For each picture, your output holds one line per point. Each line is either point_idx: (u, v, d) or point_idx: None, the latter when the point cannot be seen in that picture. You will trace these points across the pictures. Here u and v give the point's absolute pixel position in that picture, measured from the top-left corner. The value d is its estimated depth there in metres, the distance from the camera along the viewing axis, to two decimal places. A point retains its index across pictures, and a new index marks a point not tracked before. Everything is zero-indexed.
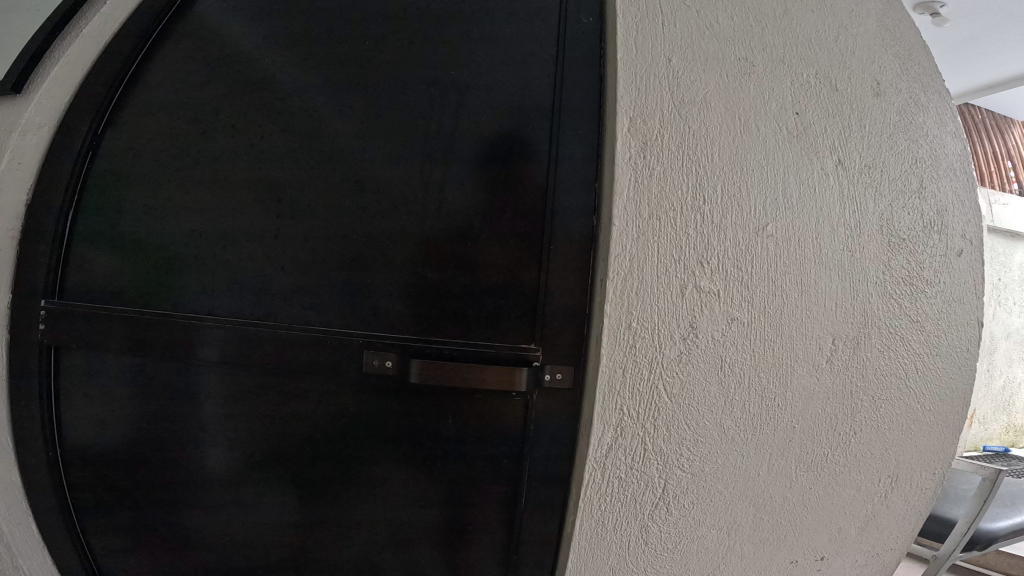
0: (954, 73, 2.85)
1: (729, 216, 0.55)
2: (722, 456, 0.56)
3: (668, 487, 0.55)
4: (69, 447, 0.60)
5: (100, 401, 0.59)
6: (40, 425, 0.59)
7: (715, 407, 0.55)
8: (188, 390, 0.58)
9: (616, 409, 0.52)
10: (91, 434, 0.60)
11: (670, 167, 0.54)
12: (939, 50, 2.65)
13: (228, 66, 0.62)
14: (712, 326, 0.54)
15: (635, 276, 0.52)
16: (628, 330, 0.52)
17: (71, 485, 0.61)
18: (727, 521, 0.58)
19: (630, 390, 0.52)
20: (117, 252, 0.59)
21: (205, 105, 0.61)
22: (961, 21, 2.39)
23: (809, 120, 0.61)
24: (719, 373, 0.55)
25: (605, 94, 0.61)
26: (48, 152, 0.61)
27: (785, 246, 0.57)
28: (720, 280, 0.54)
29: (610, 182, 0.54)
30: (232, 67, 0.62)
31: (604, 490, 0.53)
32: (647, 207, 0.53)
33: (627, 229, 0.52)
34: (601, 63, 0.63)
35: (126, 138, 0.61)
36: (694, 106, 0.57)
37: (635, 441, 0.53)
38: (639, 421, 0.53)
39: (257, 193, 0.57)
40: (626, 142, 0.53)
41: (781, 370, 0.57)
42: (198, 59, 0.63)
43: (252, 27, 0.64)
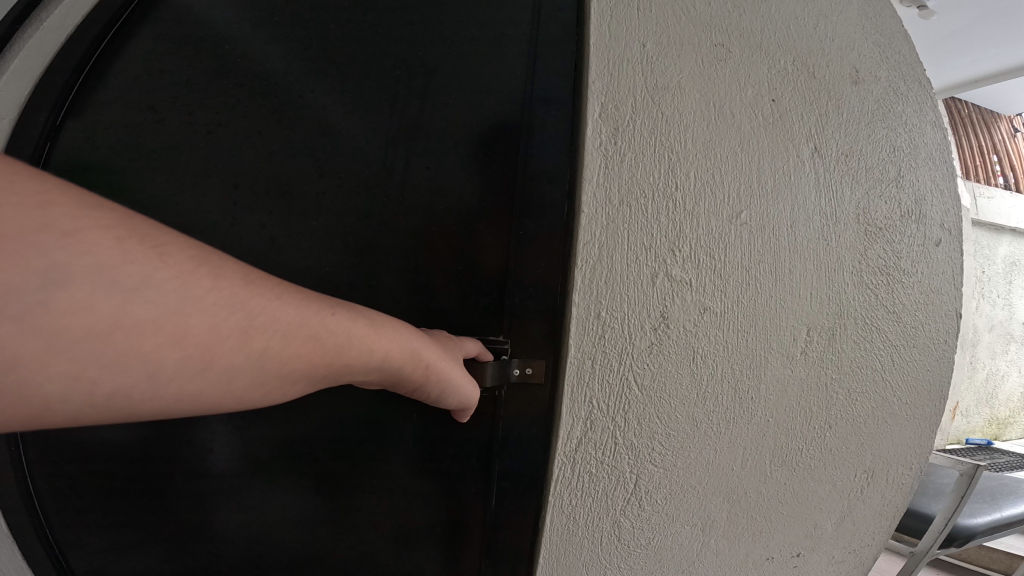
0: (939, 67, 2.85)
1: (702, 204, 0.54)
2: (695, 449, 0.55)
3: (640, 481, 0.53)
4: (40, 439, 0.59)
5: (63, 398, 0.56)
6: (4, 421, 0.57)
7: (687, 400, 0.54)
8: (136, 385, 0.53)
9: (586, 401, 0.50)
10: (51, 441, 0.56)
11: (643, 153, 0.53)
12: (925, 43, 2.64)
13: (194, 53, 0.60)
14: (683, 316, 0.53)
15: (605, 264, 0.50)
16: (597, 319, 0.50)
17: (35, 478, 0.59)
18: (701, 517, 0.56)
19: (599, 380, 0.51)
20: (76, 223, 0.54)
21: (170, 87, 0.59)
22: (951, 15, 2.38)
23: (786, 108, 0.60)
24: (691, 364, 0.53)
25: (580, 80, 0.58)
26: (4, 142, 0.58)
27: (758, 234, 0.56)
28: (692, 269, 0.53)
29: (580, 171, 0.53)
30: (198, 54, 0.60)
31: (575, 486, 0.51)
32: (617, 194, 0.51)
33: (597, 215, 0.50)
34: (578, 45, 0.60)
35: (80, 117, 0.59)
36: (667, 92, 0.55)
37: (605, 435, 0.51)
38: (610, 412, 0.51)
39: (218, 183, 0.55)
40: (596, 129, 0.52)
41: (755, 361, 0.56)
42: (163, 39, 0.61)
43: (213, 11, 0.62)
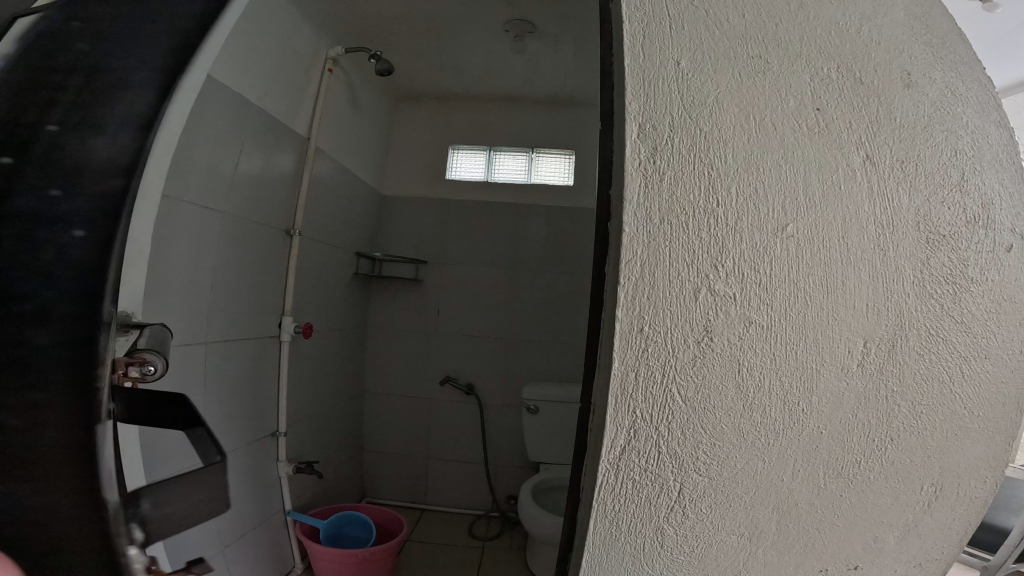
0: (1013, 61, 2.71)
1: (744, 219, 0.49)
2: (741, 461, 0.50)
3: (685, 490, 0.49)
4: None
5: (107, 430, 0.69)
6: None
7: (733, 412, 0.49)
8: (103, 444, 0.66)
9: (629, 412, 0.45)
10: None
11: (681, 169, 0.48)
12: (993, 38, 2.53)
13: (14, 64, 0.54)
14: (729, 329, 0.47)
15: (648, 279, 0.45)
16: (640, 333, 0.45)
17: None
18: (749, 527, 0.53)
19: (643, 393, 0.45)
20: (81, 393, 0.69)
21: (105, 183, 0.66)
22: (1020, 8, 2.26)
23: (832, 115, 0.57)
24: (737, 376, 0.49)
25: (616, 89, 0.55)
26: None
27: (808, 246, 0.51)
28: (735, 284, 0.47)
29: (615, 170, 0.49)
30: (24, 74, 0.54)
31: (618, 496, 0.48)
32: (659, 211, 0.46)
33: (639, 234, 0.45)
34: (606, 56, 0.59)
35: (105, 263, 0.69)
36: (707, 107, 0.52)
37: (650, 444, 0.47)
38: (655, 423, 0.46)
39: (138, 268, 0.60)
40: (635, 149, 0.48)
41: (805, 374, 0.51)
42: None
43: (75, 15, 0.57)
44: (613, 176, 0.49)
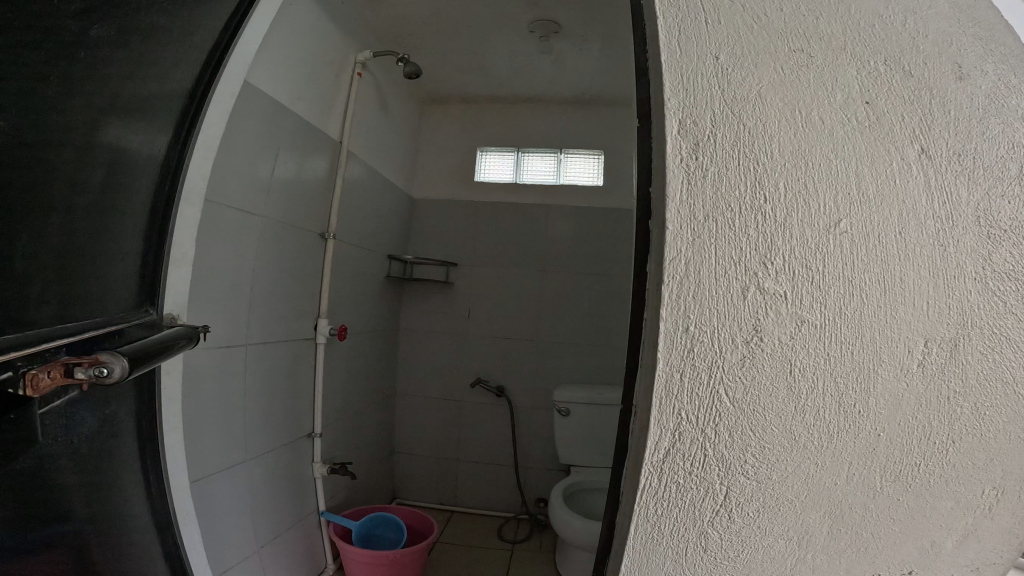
0: None
1: (795, 214, 0.47)
2: (791, 463, 0.48)
3: (731, 494, 0.48)
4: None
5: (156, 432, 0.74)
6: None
7: (784, 414, 0.47)
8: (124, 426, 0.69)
9: (674, 414, 0.45)
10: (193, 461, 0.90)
11: (726, 165, 0.47)
12: None
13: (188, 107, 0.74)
14: (779, 329, 0.45)
15: (695, 279, 0.43)
16: (686, 334, 0.43)
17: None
18: (797, 531, 0.52)
19: (689, 395, 0.44)
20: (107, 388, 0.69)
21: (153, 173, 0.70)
22: None
23: (884, 110, 0.53)
24: (788, 378, 0.46)
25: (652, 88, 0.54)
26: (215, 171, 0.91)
27: (863, 242, 0.48)
28: (786, 281, 0.45)
29: (655, 170, 0.48)
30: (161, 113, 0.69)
31: (662, 499, 0.47)
32: (703, 210, 0.45)
33: (683, 231, 0.44)
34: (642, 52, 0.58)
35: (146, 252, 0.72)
36: (749, 102, 0.51)
37: (695, 446, 0.46)
38: (701, 426, 0.45)
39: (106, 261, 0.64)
40: (676, 145, 0.47)
41: (863, 376, 0.48)
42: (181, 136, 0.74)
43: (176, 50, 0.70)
44: (653, 176, 0.49)
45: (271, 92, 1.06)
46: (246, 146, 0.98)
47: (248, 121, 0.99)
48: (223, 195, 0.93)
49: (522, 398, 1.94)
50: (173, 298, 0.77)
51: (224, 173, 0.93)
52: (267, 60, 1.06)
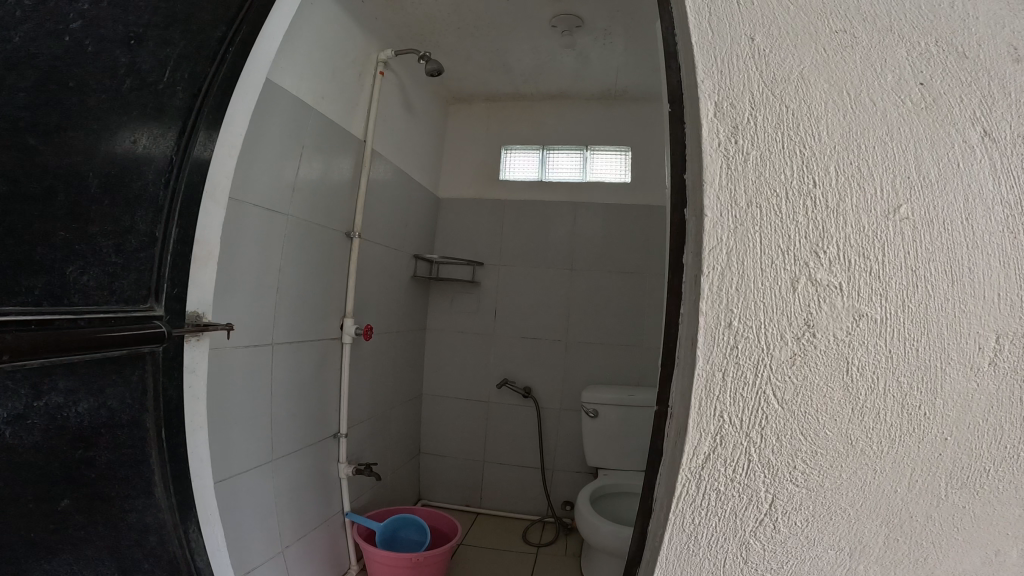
0: None
1: (848, 199, 0.44)
2: (847, 470, 0.45)
3: (777, 503, 0.45)
4: (180, 451, 0.65)
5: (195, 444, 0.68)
6: (140, 443, 0.61)
7: (840, 416, 0.44)
8: (130, 450, 0.61)
9: (715, 416, 0.42)
10: (219, 464, 0.89)
11: (768, 149, 0.45)
12: None
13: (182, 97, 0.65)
14: (834, 324, 0.42)
15: (738, 270, 0.41)
16: (728, 329, 0.41)
17: (171, 486, 0.63)
18: (849, 541, 0.48)
19: (732, 395, 0.42)
20: (117, 401, 0.59)
21: (136, 166, 0.61)
22: None
23: (939, 91, 0.50)
24: (844, 377, 0.43)
25: (682, 73, 0.51)
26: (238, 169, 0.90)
27: (924, 231, 0.45)
28: (840, 272, 0.43)
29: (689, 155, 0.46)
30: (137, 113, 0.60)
31: (700, 506, 0.45)
32: (745, 195, 0.43)
33: (723, 219, 0.42)
34: (670, 36, 0.55)
35: (136, 256, 0.61)
36: (790, 85, 0.48)
37: (737, 451, 0.43)
38: (745, 429, 0.43)
39: (62, 272, 0.54)
40: (712, 129, 0.45)
41: (928, 374, 0.45)
42: (182, 128, 0.65)
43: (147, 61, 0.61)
44: (688, 163, 0.46)
45: (294, 88, 1.05)
46: (270, 144, 0.97)
47: (272, 121, 0.99)
48: (247, 194, 0.92)
49: (550, 398, 1.92)
50: (194, 297, 0.67)
51: (247, 173, 0.92)
52: (291, 57, 1.05)
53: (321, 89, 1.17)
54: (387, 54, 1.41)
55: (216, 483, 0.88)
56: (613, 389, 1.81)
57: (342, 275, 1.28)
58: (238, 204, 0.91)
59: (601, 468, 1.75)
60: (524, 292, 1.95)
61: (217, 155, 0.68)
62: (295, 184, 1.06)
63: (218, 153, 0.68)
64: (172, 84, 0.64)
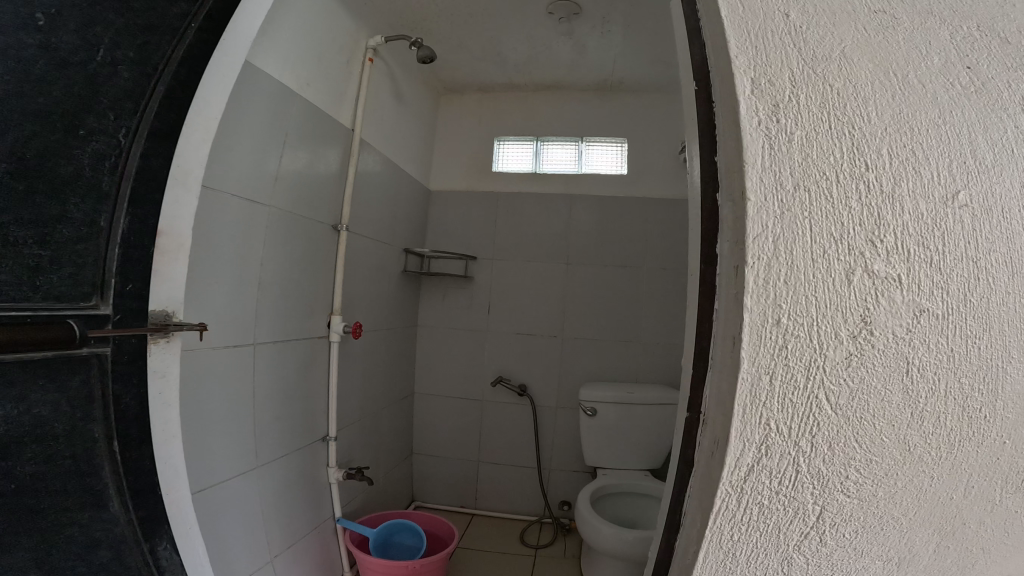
0: None
1: (905, 183, 0.39)
2: (902, 477, 0.41)
3: (826, 515, 0.40)
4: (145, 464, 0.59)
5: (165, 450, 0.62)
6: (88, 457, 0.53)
7: (898, 421, 0.39)
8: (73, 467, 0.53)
9: (760, 423, 0.37)
10: (198, 474, 0.82)
11: (814, 129, 0.40)
12: None
13: (129, 69, 0.55)
14: (893, 321, 0.37)
15: (787, 259, 0.37)
16: (777, 327, 0.36)
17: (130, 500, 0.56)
18: (899, 551, 0.44)
19: (778, 400, 0.37)
20: (48, 409, 0.50)
21: (61, 148, 0.50)
22: None
23: (987, 76, 0.45)
24: (904, 379, 0.38)
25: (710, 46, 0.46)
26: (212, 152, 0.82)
27: (986, 220, 0.40)
28: (899, 262, 0.38)
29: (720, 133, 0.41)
30: (61, 90, 0.50)
31: (741, 521, 0.40)
32: (792, 178, 0.38)
33: (768, 204, 0.37)
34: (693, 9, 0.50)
35: (73, 248, 0.52)
36: (832, 64, 0.43)
37: (784, 461, 0.38)
38: (794, 436, 0.38)
39: None
40: (752, 108, 0.40)
41: (989, 374, 0.40)
42: (133, 102, 0.55)
43: (68, 37, 0.50)
44: (719, 143, 0.42)
45: (273, 70, 0.98)
46: (247, 129, 0.90)
47: (252, 106, 0.92)
48: (228, 184, 0.86)
49: (545, 396, 1.88)
50: (159, 296, 0.60)
51: (228, 161, 0.86)
52: (274, 38, 0.98)
53: (307, 75, 1.10)
54: (377, 41, 1.34)
55: (195, 495, 0.82)
56: (611, 387, 1.75)
57: (329, 270, 1.23)
58: (213, 192, 0.83)
59: (600, 468, 1.71)
60: (519, 288, 1.90)
61: (186, 135, 0.60)
62: (277, 174, 1.00)
63: (187, 132, 0.60)
64: (110, 58, 0.53)
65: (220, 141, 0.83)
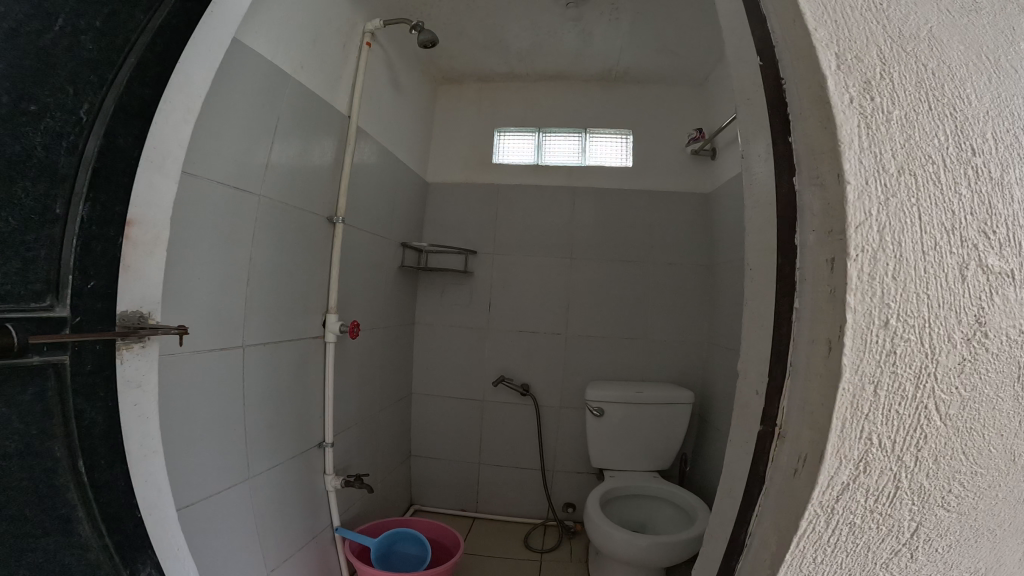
0: None
1: (1015, 171, 0.35)
2: (1004, 488, 0.37)
3: (922, 534, 0.36)
4: (116, 485, 0.52)
5: (143, 467, 0.55)
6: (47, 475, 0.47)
7: (1006, 432, 0.35)
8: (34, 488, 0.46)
9: (862, 437, 0.33)
10: (183, 489, 0.75)
11: (913, 108, 0.35)
12: None
13: (95, 40, 0.49)
14: (1009, 322, 0.33)
15: (895, 253, 0.32)
16: (884, 330, 0.32)
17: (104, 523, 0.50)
18: (990, 563, 0.40)
19: (883, 411, 0.33)
20: None
21: (11, 126, 0.43)
22: None
23: None
24: (1016, 385, 0.34)
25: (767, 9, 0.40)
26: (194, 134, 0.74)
27: None
28: (1014, 255, 0.34)
29: (794, 110, 0.36)
30: (10, 62, 0.43)
31: (828, 546, 0.35)
32: (893, 162, 0.33)
33: (869, 189, 0.33)
34: None
35: (25, 240, 0.45)
36: (920, 40, 0.37)
37: (883, 478, 0.34)
38: (896, 452, 0.34)
39: None
40: (841, 84, 0.35)
41: None
42: (99, 78, 0.50)
43: (18, 3, 0.44)
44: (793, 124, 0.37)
45: (263, 49, 0.90)
46: (235, 112, 0.83)
47: (240, 87, 0.84)
48: (213, 171, 0.79)
49: (548, 396, 1.81)
50: (132, 294, 0.55)
51: (214, 146, 0.79)
52: (265, 16, 0.91)
53: (301, 57, 1.03)
54: (375, 24, 1.27)
55: (180, 512, 0.75)
56: (618, 386, 1.70)
57: (325, 265, 1.16)
58: (198, 179, 0.76)
59: (607, 470, 1.65)
60: (521, 285, 1.84)
61: (165, 114, 0.56)
62: (268, 162, 0.93)
63: (164, 111, 0.56)
64: (72, 27, 0.47)
65: (204, 123, 0.76)
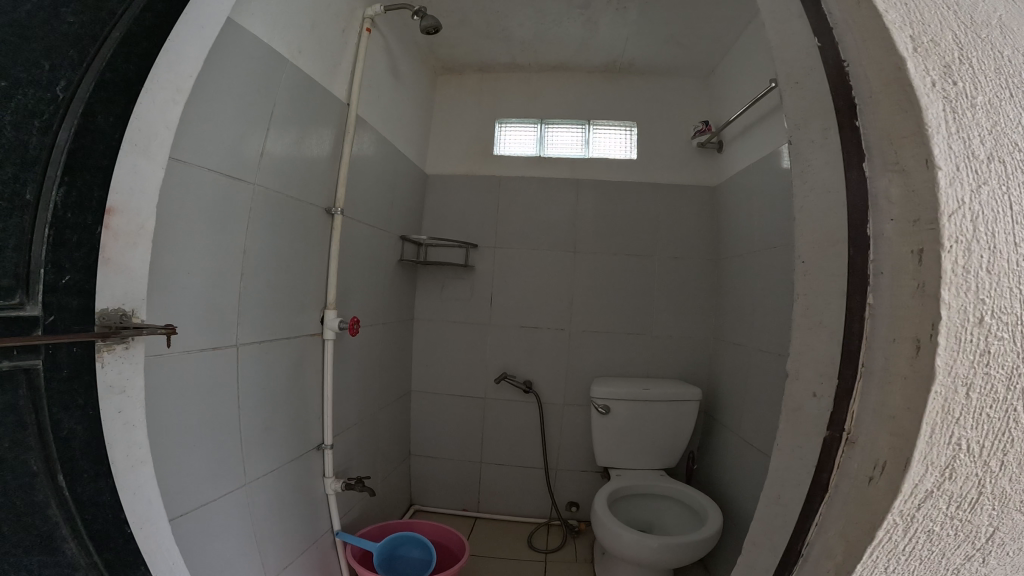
0: None
1: None
2: None
3: (1001, 542, 0.34)
4: (100, 499, 0.48)
5: (129, 478, 0.51)
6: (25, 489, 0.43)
7: None
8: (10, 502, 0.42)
9: (950, 442, 0.31)
10: (175, 497, 0.71)
11: (996, 94, 0.35)
12: None
13: (76, 13, 0.46)
14: None
15: (987, 243, 0.31)
16: (978, 326, 0.31)
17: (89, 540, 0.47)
18: None
19: (974, 415, 0.31)
20: None
21: None
22: None
23: None
24: None
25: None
26: (183, 117, 0.70)
27: None
28: None
29: (863, 101, 0.35)
30: None
31: (905, 556, 0.33)
32: (981, 147, 0.33)
33: (960, 175, 0.32)
34: None
35: None
36: (993, 27, 0.37)
37: (969, 484, 0.32)
38: (983, 456, 0.32)
39: None
40: (920, 65, 0.34)
41: None
42: (79, 53, 0.46)
43: None
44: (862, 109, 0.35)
45: (259, 30, 0.86)
46: (229, 97, 0.79)
47: (235, 70, 0.80)
48: (204, 157, 0.74)
49: (552, 394, 1.77)
50: (114, 290, 0.50)
51: (206, 131, 0.74)
52: None
53: (299, 40, 0.99)
54: (376, 10, 1.21)
55: (171, 521, 0.70)
56: (624, 382, 1.66)
57: (324, 259, 1.12)
58: (189, 167, 0.71)
59: (612, 469, 1.61)
60: (523, 279, 1.79)
61: (152, 94, 0.52)
62: (263, 150, 0.89)
63: (152, 90, 0.52)
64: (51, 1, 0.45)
65: (196, 106, 0.72)
